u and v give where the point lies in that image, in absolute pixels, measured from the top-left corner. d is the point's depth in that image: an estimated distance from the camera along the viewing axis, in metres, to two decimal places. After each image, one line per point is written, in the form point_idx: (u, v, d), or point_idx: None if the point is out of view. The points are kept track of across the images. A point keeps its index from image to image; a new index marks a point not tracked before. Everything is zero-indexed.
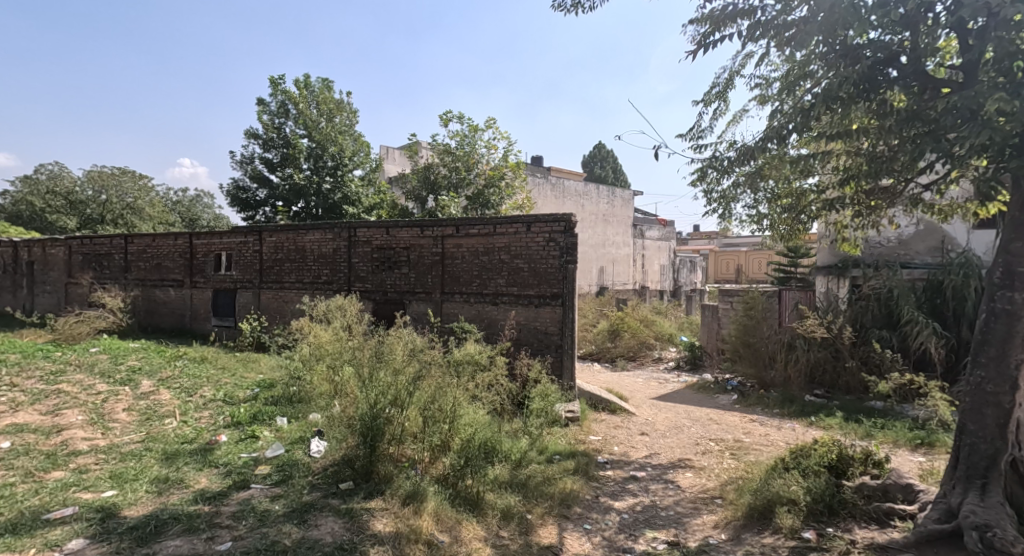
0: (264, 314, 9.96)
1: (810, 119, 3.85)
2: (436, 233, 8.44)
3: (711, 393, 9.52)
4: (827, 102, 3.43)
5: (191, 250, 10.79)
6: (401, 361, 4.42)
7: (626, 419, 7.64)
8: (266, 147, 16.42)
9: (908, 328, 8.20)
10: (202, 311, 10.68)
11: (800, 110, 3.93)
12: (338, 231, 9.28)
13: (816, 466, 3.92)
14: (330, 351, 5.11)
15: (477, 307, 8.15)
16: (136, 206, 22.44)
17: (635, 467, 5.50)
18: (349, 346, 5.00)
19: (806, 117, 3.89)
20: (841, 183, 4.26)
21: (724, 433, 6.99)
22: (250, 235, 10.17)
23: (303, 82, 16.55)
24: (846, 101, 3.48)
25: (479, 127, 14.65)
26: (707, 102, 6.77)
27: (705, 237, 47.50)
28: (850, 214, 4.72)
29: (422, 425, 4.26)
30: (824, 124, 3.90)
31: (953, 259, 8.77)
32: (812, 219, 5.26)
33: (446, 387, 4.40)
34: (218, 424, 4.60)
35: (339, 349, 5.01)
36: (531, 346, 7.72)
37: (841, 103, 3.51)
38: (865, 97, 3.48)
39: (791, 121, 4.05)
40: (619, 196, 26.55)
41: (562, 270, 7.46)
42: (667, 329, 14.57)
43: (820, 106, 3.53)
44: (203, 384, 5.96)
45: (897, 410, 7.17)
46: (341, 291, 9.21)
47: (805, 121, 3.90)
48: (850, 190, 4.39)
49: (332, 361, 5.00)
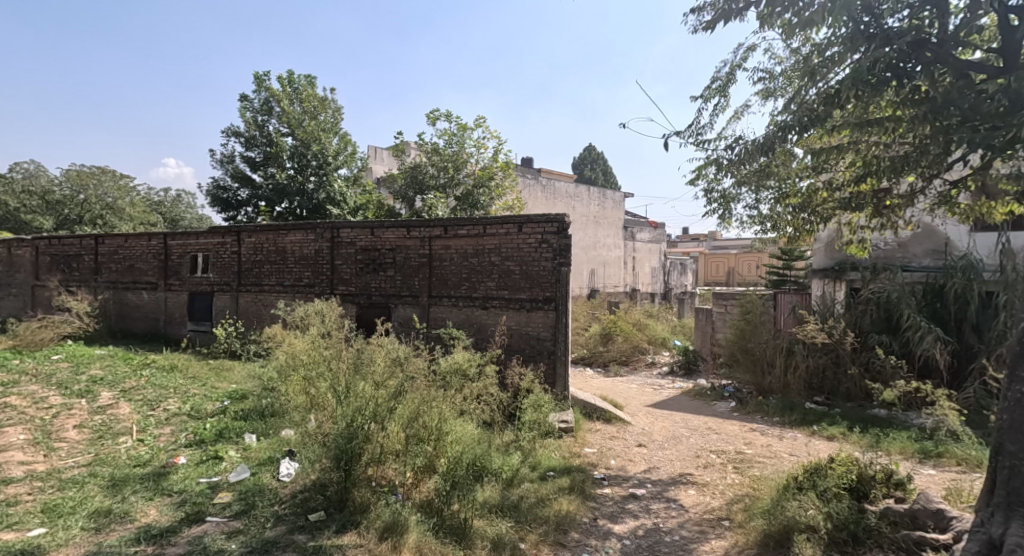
0: (241, 318, 9.49)
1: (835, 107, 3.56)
2: (423, 234, 8.05)
3: (709, 400, 9.23)
4: (854, 87, 3.14)
5: (166, 251, 10.31)
6: (382, 373, 4.10)
7: (622, 429, 7.31)
8: (248, 145, 16.00)
9: (911, 333, 7.95)
10: (177, 314, 10.17)
11: (824, 97, 3.64)
12: (320, 232, 8.85)
13: (836, 488, 3.60)
14: (308, 361, 4.73)
15: (467, 311, 7.77)
16: (117, 207, 21.90)
17: (635, 484, 5.15)
18: (334, 354, 4.66)
19: (831, 104, 3.59)
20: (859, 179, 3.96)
21: (725, 443, 6.70)
22: (228, 235, 9.71)
23: (287, 78, 16.14)
24: (872, 86, 3.20)
25: (468, 125, 14.29)
26: (706, 97, 6.52)
27: (694, 240, 47.57)
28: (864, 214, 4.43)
29: (405, 443, 3.85)
30: (850, 112, 3.61)
31: (954, 262, 8.57)
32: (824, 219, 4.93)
33: (431, 402, 4.05)
34: (178, 443, 4.17)
35: (316, 360, 4.64)
36: (522, 353, 7.37)
37: (868, 88, 3.22)
38: (894, 83, 3.20)
39: (811, 110, 3.77)
40: (611, 197, 26.36)
41: (555, 272, 7.13)
42: (661, 333, 14.30)
43: (847, 91, 3.23)
44: (170, 396, 5.52)
45: (902, 418, 6.92)
46: (323, 294, 8.78)
47: (829, 109, 3.61)
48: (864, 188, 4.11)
49: (309, 371, 4.62)
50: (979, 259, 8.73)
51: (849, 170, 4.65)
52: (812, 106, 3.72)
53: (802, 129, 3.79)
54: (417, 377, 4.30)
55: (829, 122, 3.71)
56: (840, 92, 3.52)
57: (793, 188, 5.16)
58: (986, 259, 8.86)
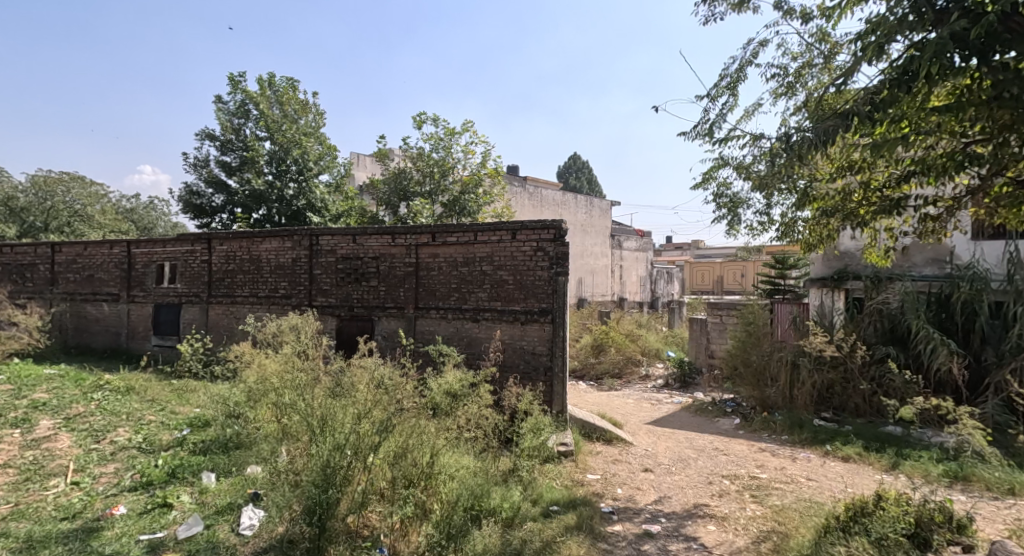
0: (211, 332, 8.80)
1: (906, 90, 3.16)
2: (409, 241, 7.49)
3: (710, 416, 8.78)
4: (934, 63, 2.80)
5: (130, 260, 9.58)
6: (370, 403, 3.63)
7: (624, 450, 6.79)
8: (224, 149, 15.35)
9: (923, 345, 7.60)
10: (140, 328, 9.43)
11: (888, 79, 3.25)
12: (298, 238, 8.23)
13: (894, 534, 3.12)
14: (280, 385, 4.14)
15: (456, 324, 7.22)
16: (86, 214, 21.04)
17: (647, 518, 4.64)
18: (315, 378, 4.09)
19: (898, 85, 3.20)
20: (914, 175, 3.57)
21: (736, 466, 6.22)
22: (197, 243, 9.03)
23: (266, 80, 15.54)
24: (949, 61, 2.82)
25: (455, 130, 13.81)
26: (715, 95, 6.13)
27: (676, 249, 47.68)
28: (917, 219, 3.97)
29: (391, 482, 3.48)
30: (915, 99, 3.24)
31: (960, 272, 8.30)
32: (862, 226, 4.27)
33: (424, 433, 3.68)
34: (120, 486, 3.57)
35: (289, 385, 4.07)
36: (517, 370, 6.85)
37: (942, 66, 2.86)
38: (972, 63, 2.88)
39: (875, 95, 3.37)
40: (598, 205, 26.16)
41: (552, 282, 6.64)
42: (654, 344, 13.86)
43: (923, 66, 2.83)
44: (121, 424, 4.87)
45: (917, 436, 6.56)
46: (301, 306, 8.15)
47: (896, 92, 3.21)
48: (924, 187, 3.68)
49: (284, 396, 4.05)
50: (985, 268, 8.46)
51: (882, 172, 4.25)
52: (878, 88, 3.33)
53: (862, 116, 3.38)
54: (405, 406, 3.80)
55: (892, 109, 3.31)
56: (905, 76, 3.19)
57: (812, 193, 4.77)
58: (993, 268, 8.58)
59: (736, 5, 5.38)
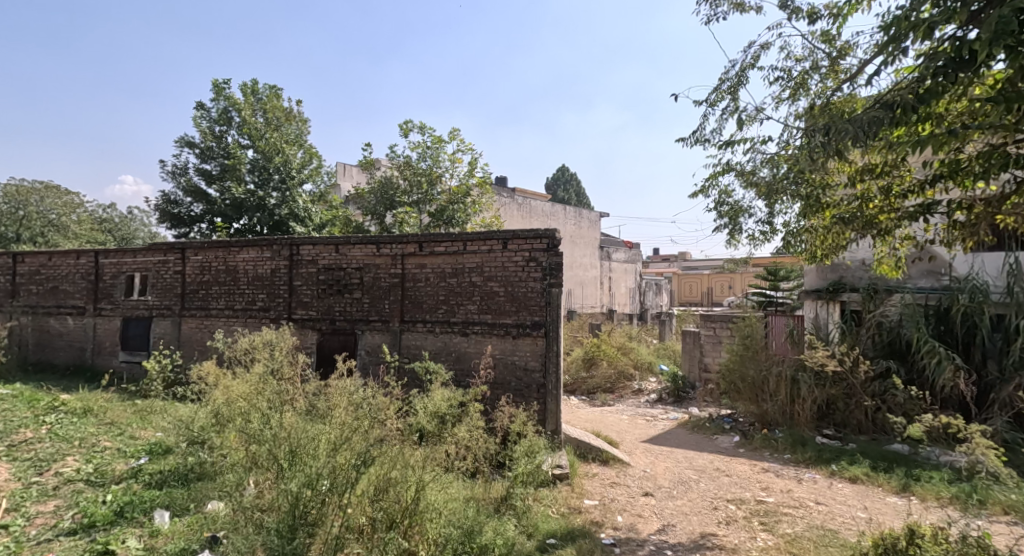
0: (182, 347, 8.30)
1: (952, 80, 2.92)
2: (395, 251, 7.12)
3: (708, 433, 8.46)
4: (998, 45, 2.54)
5: (97, 271, 9.08)
6: (349, 431, 3.29)
7: (621, 472, 6.43)
8: (204, 157, 14.88)
9: (926, 360, 7.37)
10: (106, 343, 8.89)
11: (930, 68, 3.01)
12: (277, 248, 7.81)
13: None
14: (250, 409, 3.72)
15: (444, 338, 6.83)
16: (61, 223, 20.32)
17: (651, 552, 4.27)
18: (290, 405, 3.70)
19: (943, 75, 2.95)
20: (945, 177, 3.33)
21: (740, 489, 5.88)
22: (170, 253, 8.56)
23: (249, 87, 15.15)
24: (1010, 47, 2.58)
25: (443, 138, 13.52)
26: (715, 100, 5.90)
27: (664, 261, 47.76)
28: (943, 225, 3.72)
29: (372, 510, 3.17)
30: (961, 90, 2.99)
31: (960, 283, 8.11)
32: (882, 234, 4.01)
33: (409, 464, 3.34)
34: (57, 529, 3.18)
35: (259, 409, 3.66)
36: (508, 387, 6.47)
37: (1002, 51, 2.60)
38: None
39: (915, 86, 3.13)
40: (587, 217, 26.09)
41: (545, 294, 6.33)
42: (646, 358, 13.55)
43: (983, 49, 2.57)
44: (72, 451, 4.42)
45: (926, 455, 6.31)
46: (279, 319, 7.70)
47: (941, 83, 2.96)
48: (951, 192, 3.44)
49: (253, 422, 3.61)
50: (985, 280, 8.27)
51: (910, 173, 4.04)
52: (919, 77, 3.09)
53: (901, 109, 3.12)
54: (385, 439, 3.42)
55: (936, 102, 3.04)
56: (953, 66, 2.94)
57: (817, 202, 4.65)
58: (993, 280, 8.40)
59: (738, 3, 5.16)
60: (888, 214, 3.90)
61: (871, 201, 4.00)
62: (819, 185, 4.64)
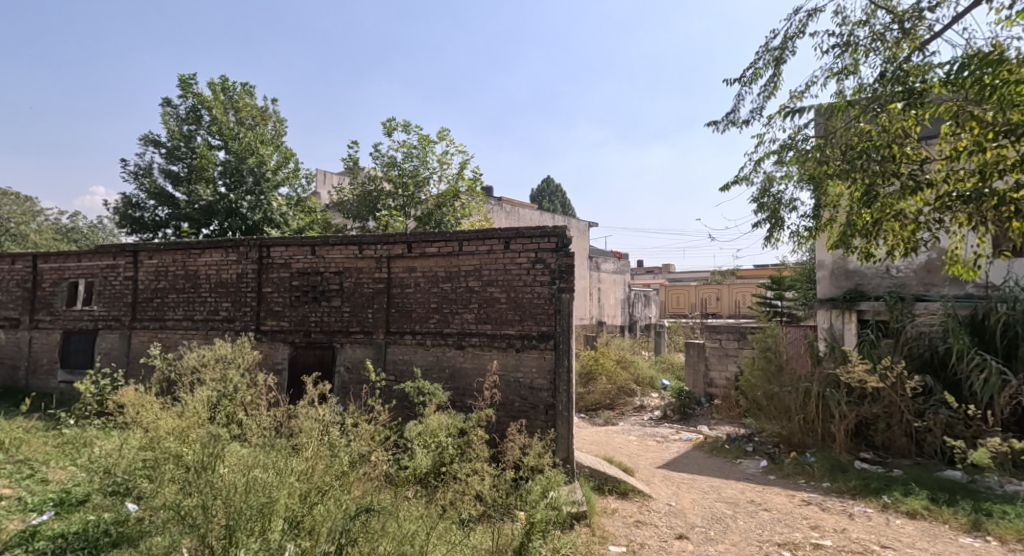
0: (133, 365, 7.18)
1: None
2: (380, 252, 6.19)
3: (728, 456, 7.62)
4: None
5: (36, 277, 7.98)
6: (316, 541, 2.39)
7: (644, 507, 5.53)
8: (171, 158, 13.76)
9: (976, 375, 6.62)
10: (45, 361, 7.76)
11: None
12: (243, 250, 6.80)
13: None
14: (190, 461, 2.76)
15: (436, 352, 5.90)
16: (19, 232, 18.79)
17: None
18: (245, 471, 2.74)
19: None
20: None
21: (787, 529, 5.01)
22: (120, 256, 7.48)
23: (219, 84, 14.14)
24: None
25: (430, 138, 12.65)
26: (750, 79, 5.16)
27: (649, 272, 47.24)
28: None
29: None
30: None
31: (1000, 290, 7.42)
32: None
33: None
34: None
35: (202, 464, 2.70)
36: (513, 408, 5.55)
37: None
38: None
39: None
40: (575, 226, 25.64)
41: (553, 300, 5.46)
42: (647, 372, 12.70)
43: None
44: None
45: (993, 487, 5.54)
46: (246, 331, 6.67)
47: None
48: None
49: (200, 471, 2.73)
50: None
51: None
52: None
53: None
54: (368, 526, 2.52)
55: None
56: None
57: (878, 191, 3.98)
58: None
59: None
60: (1014, 192, 3.30)
61: (989, 179, 3.42)
62: (904, 144, 3.91)
